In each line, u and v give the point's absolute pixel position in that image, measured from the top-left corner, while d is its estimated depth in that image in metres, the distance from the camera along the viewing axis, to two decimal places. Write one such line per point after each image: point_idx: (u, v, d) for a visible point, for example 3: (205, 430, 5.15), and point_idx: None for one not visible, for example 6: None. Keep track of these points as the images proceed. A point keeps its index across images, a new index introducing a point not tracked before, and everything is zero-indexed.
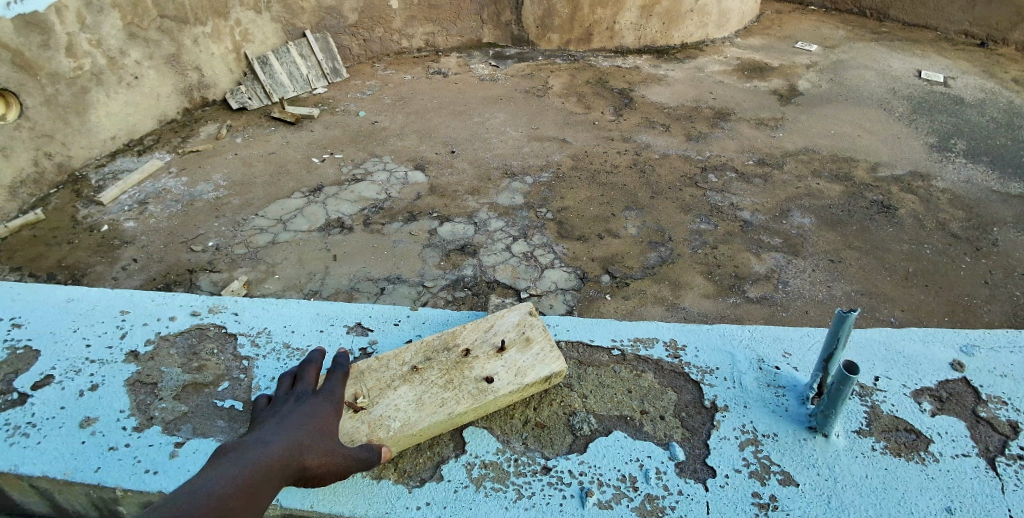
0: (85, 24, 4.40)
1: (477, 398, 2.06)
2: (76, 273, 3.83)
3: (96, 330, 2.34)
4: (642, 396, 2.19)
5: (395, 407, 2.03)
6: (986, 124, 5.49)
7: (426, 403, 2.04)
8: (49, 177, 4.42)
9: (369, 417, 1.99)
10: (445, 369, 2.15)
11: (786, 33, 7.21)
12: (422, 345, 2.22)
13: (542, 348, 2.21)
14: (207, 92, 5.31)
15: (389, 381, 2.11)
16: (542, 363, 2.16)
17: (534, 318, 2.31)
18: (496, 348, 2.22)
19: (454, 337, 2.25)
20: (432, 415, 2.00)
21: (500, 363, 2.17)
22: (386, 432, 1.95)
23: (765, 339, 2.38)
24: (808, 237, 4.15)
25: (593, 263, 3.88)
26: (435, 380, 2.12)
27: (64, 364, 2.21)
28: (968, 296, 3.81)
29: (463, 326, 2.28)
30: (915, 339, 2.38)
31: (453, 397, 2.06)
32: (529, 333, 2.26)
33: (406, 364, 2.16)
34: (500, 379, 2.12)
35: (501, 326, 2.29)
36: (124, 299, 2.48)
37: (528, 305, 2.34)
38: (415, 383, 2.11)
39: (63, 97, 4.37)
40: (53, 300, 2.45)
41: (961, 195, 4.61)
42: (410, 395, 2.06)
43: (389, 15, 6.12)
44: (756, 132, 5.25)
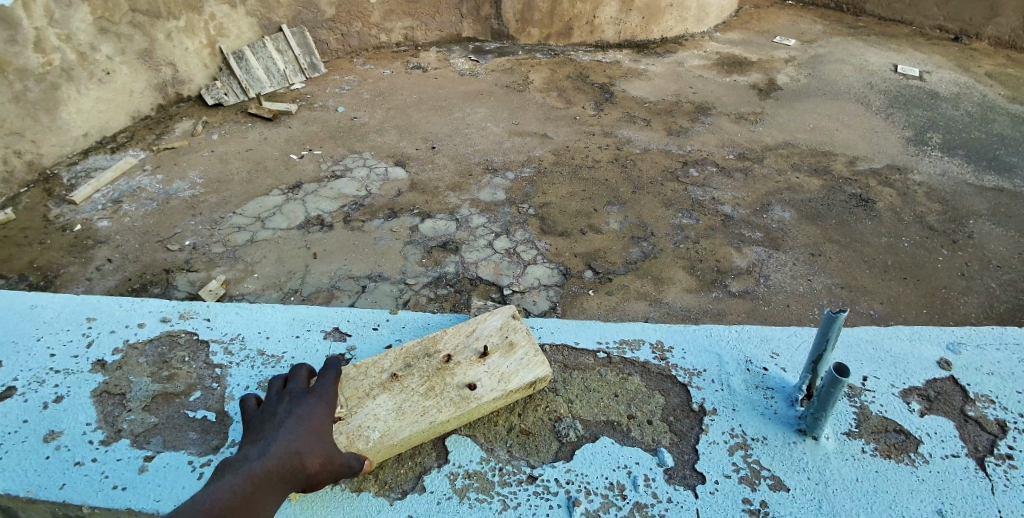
0: (53, 19, 4.29)
1: (460, 406, 2.03)
2: (48, 274, 3.74)
3: (60, 339, 2.28)
4: (629, 399, 2.19)
5: (374, 416, 1.99)
6: (960, 118, 5.57)
7: (406, 412, 2.01)
8: (18, 176, 4.31)
9: (347, 428, 1.95)
10: (425, 376, 2.11)
11: (764, 27, 7.26)
12: (401, 351, 2.18)
13: (525, 353, 2.18)
14: (182, 87, 5.20)
15: (368, 390, 2.06)
16: (526, 368, 2.13)
17: (517, 321, 2.27)
18: (479, 353, 2.19)
19: (434, 343, 2.21)
20: (412, 425, 1.97)
21: (482, 369, 2.14)
22: (365, 443, 1.92)
23: (750, 340, 2.39)
24: (788, 231, 4.18)
25: (576, 259, 3.87)
26: (416, 388, 2.08)
27: (27, 375, 2.15)
28: (945, 288, 3.86)
29: (444, 331, 2.23)
30: (902, 338, 2.40)
31: (434, 405, 2.03)
32: (512, 338, 2.23)
33: (385, 371, 2.12)
34: (483, 386, 2.09)
35: (483, 330, 2.24)
36: (90, 306, 2.41)
37: (511, 308, 2.30)
38: (394, 392, 2.07)
39: (32, 93, 4.25)
40: (17, 308, 2.39)
41: (937, 187, 4.68)
42: (389, 404, 2.03)
43: (368, 9, 6.05)
44: (736, 127, 5.28)
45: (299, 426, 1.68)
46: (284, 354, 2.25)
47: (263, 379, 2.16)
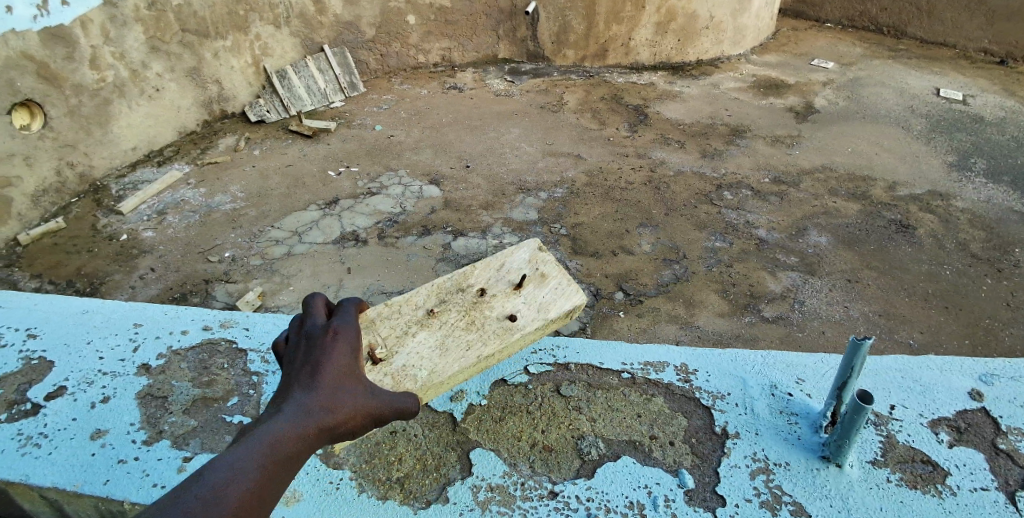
0: (109, 38, 4.49)
1: (504, 337, 1.68)
2: (95, 281, 3.87)
3: (110, 343, 2.35)
4: (653, 420, 2.07)
5: (418, 355, 1.63)
6: (1006, 143, 5.42)
7: (450, 347, 1.66)
8: (71, 186, 4.49)
9: (392, 368, 1.58)
10: (464, 310, 1.76)
11: (802, 50, 7.19)
12: (432, 287, 1.80)
13: (559, 283, 1.83)
14: (226, 104, 5.38)
15: (405, 328, 1.70)
16: (563, 296, 1.79)
17: (547, 252, 1.90)
18: (514, 285, 1.83)
19: (466, 277, 1.84)
20: (461, 361, 1.63)
21: (520, 299, 1.79)
22: (414, 383, 1.56)
23: (777, 365, 2.26)
24: (825, 256, 4.11)
25: (607, 279, 3.86)
26: (456, 323, 1.73)
27: (78, 375, 2.22)
28: (989, 318, 3.73)
29: (474, 265, 1.87)
30: (932, 368, 2.27)
31: (478, 340, 1.69)
32: (544, 264, 1.87)
33: (420, 308, 1.75)
34: (524, 317, 1.75)
35: (513, 262, 1.88)
36: (138, 313, 2.49)
37: (538, 240, 1.93)
38: (434, 328, 1.71)
39: (86, 108, 4.45)
40: (69, 314, 2.48)
41: (981, 214, 4.55)
42: (431, 340, 1.68)
43: (406, 30, 6.18)
44: (772, 150, 5.23)
45: (322, 366, 1.23)
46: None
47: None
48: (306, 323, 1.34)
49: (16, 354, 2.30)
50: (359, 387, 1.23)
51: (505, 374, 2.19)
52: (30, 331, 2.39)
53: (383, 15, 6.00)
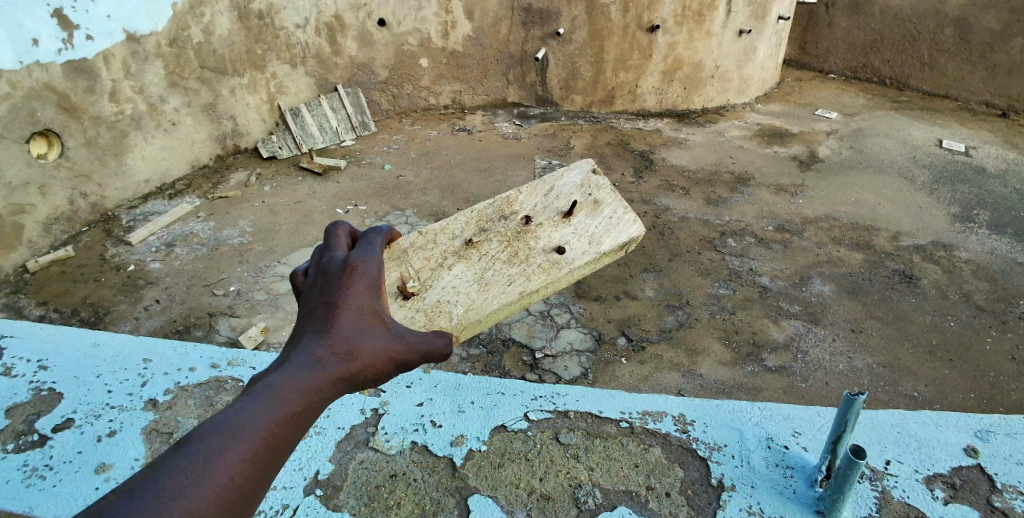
0: (129, 72, 4.60)
1: (551, 271, 1.56)
2: (100, 311, 3.90)
3: (119, 375, 2.15)
4: (650, 471, 1.84)
5: (454, 290, 1.50)
6: (1009, 195, 5.46)
7: (490, 282, 1.52)
8: (82, 215, 4.55)
9: (424, 304, 1.43)
10: (505, 241, 1.62)
11: (806, 100, 7.33)
12: (472, 215, 1.68)
13: (614, 211, 1.70)
14: (239, 140, 5.48)
15: (440, 259, 1.56)
16: (618, 228, 1.66)
17: (600, 175, 1.78)
18: (562, 213, 1.70)
19: (510, 204, 1.72)
20: (502, 296, 1.49)
21: (570, 229, 1.66)
22: (449, 320, 1.41)
23: (774, 416, 2.01)
24: (828, 305, 4.11)
25: (610, 324, 3.87)
26: (497, 255, 1.59)
27: (86, 408, 2.03)
28: (995, 372, 3.70)
29: (518, 190, 1.74)
30: (928, 422, 2.05)
31: (521, 273, 1.55)
32: (595, 195, 1.73)
33: (457, 238, 1.62)
34: (573, 249, 1.62)
35: (562, 187, 1.75)
36: (149, 345, 2.29)
37: (589, 162, 1.81)
38: (472, 260, 1.57)
39: (103, 139, 4.54)
40: (80, 342, 2.28)
41: (985, 265, 4.56)
42: (469, 275, 1.54)
43: (418, 73, 6.33)
44: (776, 198, 5.27)
45: (339, 304, 1.01)
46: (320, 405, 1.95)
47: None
48: (323, 257, 1.13)
49: (24, 383, 2.11)
50: (384, 328, 1.02)
51: (505, 419, 1.97)
52: (38, 359, 2.20)
53: (396, 57, 6.15)
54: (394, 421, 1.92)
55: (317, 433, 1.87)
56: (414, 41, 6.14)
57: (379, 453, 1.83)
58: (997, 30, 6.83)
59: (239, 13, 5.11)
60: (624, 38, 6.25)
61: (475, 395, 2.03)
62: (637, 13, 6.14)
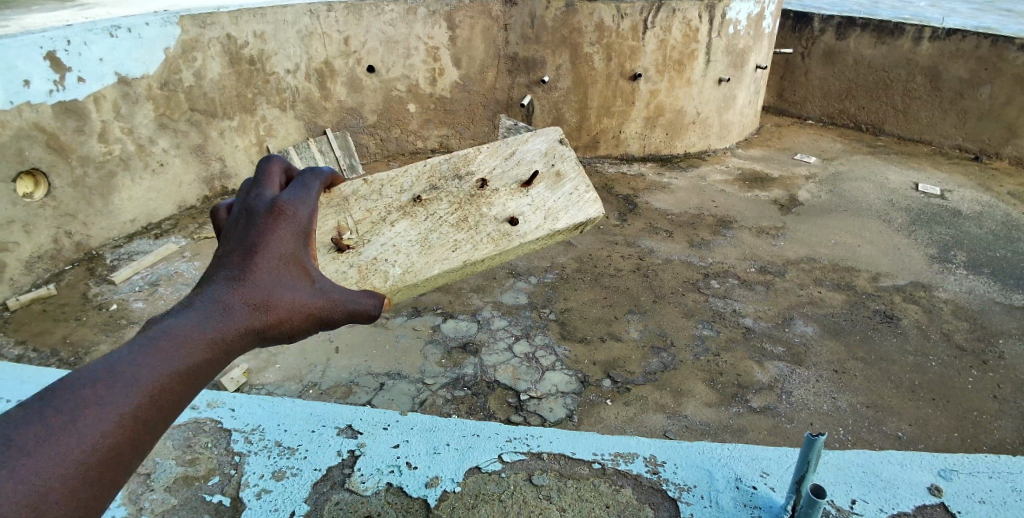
0: (119, 114, 4.65)
1: (498, 244, 1.63)
2: (79, 351, 3.84)
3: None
4: (621, 513, 1.80)
5: (394, 248, 1.58)
6: (984, 236, 5.59)
7: (433, 245, 1.60)
8: (66, 254, 4.53)
9: (359, 260, 1.51)
10: (456, 203, 1.68)
11: (785, 145, 7.52)
12: (425, 169, 1.72)
13: (574, 187, 1.76)
14: (227, 181, 5.52)
15: (384, 214, 1.63)
16: (576, 207, 1.73)
17: (566, 148, 1.83)
18: (521, 183, 1.75)
19: (467, 163, 1.76)
20: (443, 262, 1.58)
21: (526, 201, 1.72)
22: (384, 280, 1.50)
23: (742, 458, 2.01)
24: (811, 346, 4.15)
25: (595, 366, 3.87)
26: (444, 217, 1.65)
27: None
28: (976, 411, 3.73)
29: (479, 148, 1.77)
30: (891, 462, 2.06)
31: (467, 239, 1.62)
32: (559, 168, 1.79)
33: (405, 193, 1.68)
34: (527, 222, 1.68)
35: (525, 153, 1.79)
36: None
37: (558, 131, 1.85)
38: (418, 219, 1.64)
39: (90, 179, 4.56)
40: None
41: (963, 305, 4.64)
42: (412, 234, 1.61)
43: (406, 117, 6.44)
44: (758, 241, 5.37)
45: (261, 251, 1.00)
46: (299, 446, 1.88)
47: (280, 468, 1.81)
48: (249, 200, 1.11)
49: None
50: (305, 282, 1.02)
51: (480, 461, 1.92)
52: (17, 400, 1.89)
53: (385, 102, 6.27)
54: (369, 463, 1.86)
55: (294, 474, 1.80)
56: (403, 87, 6.27)
57: (355, 494, 1.77)
58: (965, 78, 7.11)
59: (230, 59, 5.21)
60: (608, 86, 6.44)
61: (450, 436, 1.98)
62: (620, 62, 6.34)
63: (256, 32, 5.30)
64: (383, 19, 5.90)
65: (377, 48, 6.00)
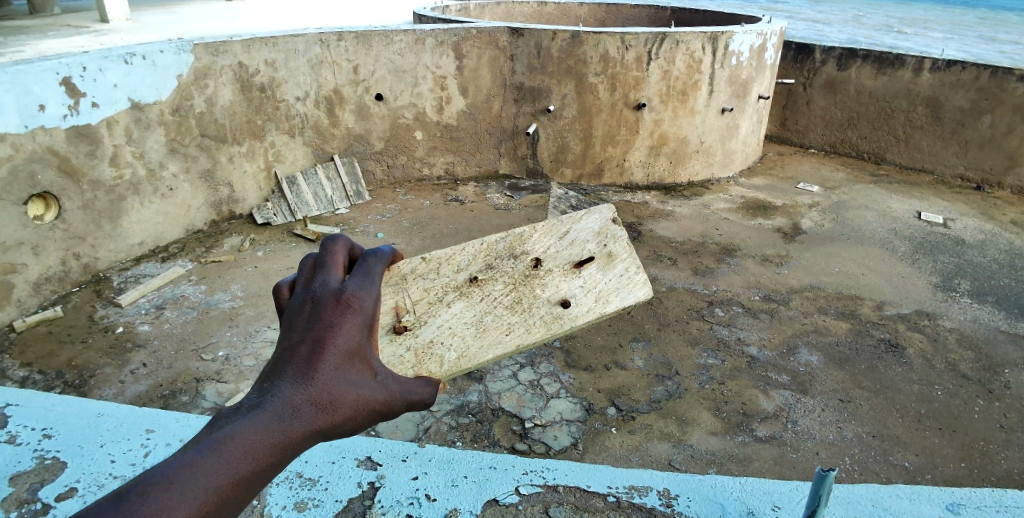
0: (131, 138, 4.73)
1: (551, 327, 1.46)
2: (84, 373, 3.85)
3: (123, 445, 1.86)
4: None
5: (449, 331, 1.41)
6: (988, 265, 5.60)
7: (488, 328, 1.44)
8: (73, 276, 4.56)
9: (416, 342, 1.36)
10: (511, 284, 1.52)
11: (788, 174, 7.58)
12: (481, 247, 1.56)
13: (626, 268, 1.59)
14: (235, 206, 5.58)
15: (441, 294, 1.47)
16: (627, 289, 1.54)
17: (619, 226, 1.65)
18: (574, 263, 1.58)
19: (523, 241, 1.58)
20: (498, 347, 1.40)
21: (578, 282, 1.55)
22: (439, 365, 1.33)
23: (754, 491, 2.00)
24: (816, 376, 4.13)
25: (599, 394, 3.86)
26: (499, 299, 1.49)
27: (89, 477, 1.73)
28: (983, 441, 3.70)
29: (534, 226, 1.59)
30: (901, 496, 2.05)
31: (520, 323, 1.45)
32: (611, 248, 1.61)
33: (462, 271, 1.52)
34: (578, 305, 1.51)
35: (580, 231, 1.62)
36: (157, 415, 2.00)
37: (610, 208, 1.67)
38: (474, 300, 1.48)
39: (100, 203, 4.62)
40: (82, 415, 1.97)
41: (968, 334, 4.63)
42: (467, 316, 1.45)
43: (413, 145, 6.50)
44: (761, 269, 5.39)
45: (325, 345, 0.87)
46: (320, 477, 1.87)
47: (302, 499, 1.79)
48: (315, 283, 0.98)
49: (24, 452, 1.80)
50: (369, 375, 0.89)
51: (497, 492, 1.92)
52: (43, 428, 1.90)
53: (392, 130, 6.34)
54: (389, 494, 1.84)
55: (316, 505, 1.78)
56: (410, 114, 6.35)
57: None
58: (966, 109, 7.19)
59: (241, 86, 5.30)
60: (612, 115, 6.53)
61: (469, 468, 1.97)
62: (624, 92, 6.44)
63: (267, 60, 5.40)
64: (392, 48, 6.00)
65: (385, 77, 6.09)
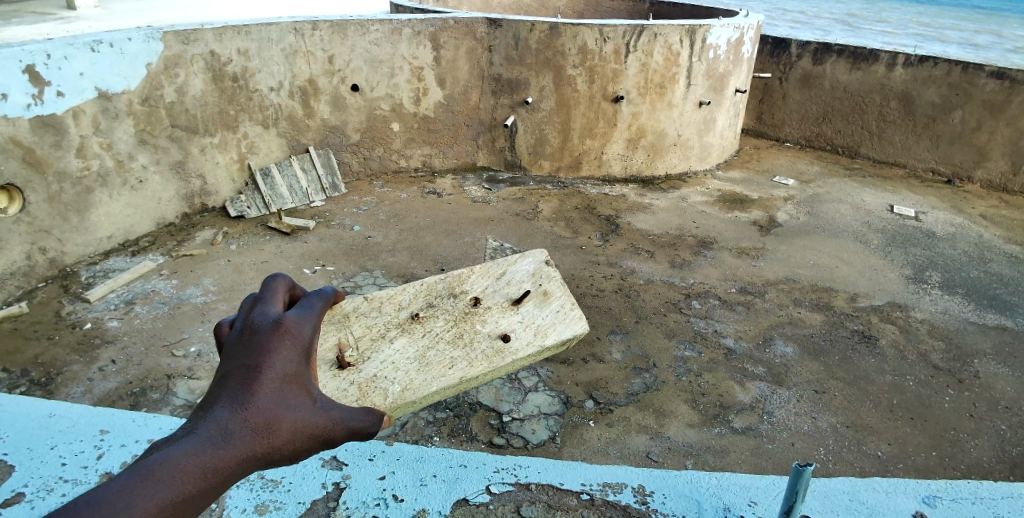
0: (98, 129, 4.60)
1: (492, 360, 1.41)
2: (51, 371, 3.74)
3: (75, 447, 1.81)
4: None
5: (393, 365, 1.37)
6: (958, 257, 5.71)
7: (431, 363, 1.39)
8: (39, 270, 4.43)
9: (359, 377, 1.30)
10: (451, 320, 1.50)
11: (764, 168, 7.64)
12: (421, 287, 1.56)
13: (563, 305, 1.57)
14: (207, 199, 5.47)
15: (383, 330, 1.44)
16: (564, 322, 1.52)
17: (553, 268, 1.66)
18: (512, 300, 1.57)
19: (461, 282, 1.60)
20: (440, 380, 1.35)
21: (517, 318, 1.52)
22: (384, 398, 1.27)
23: (732, 487, 2.01)
24: (791, 367, 4.18)
25: (577, 387, 3.86)
26: (440, 334, 1.46)
27: (37, 482, 1.67)
28: (954, 429, 3.78)
29: (471, 268, 1.63)
30: (877, 489, 2.08)
31: (463, 357, 1.41)
32: (546, 286, 1.60)
33: (403, 310, 1.51)
34: (519, 339, 1.47)
35: (515, 272, 1.63)
36: (113, 415, 1.95)
37: (544, 252, 1.69)
38: (416, 336, 1.45)
39: (66, 195, 4.50)
40: (32, 417, 1.91)
41: (939, 325, 4.72)
42: (410, 351, 1.41)
43: (390, 137, 6.42)
44: (738, 261, 5.43)
45: (263, 372, 0.87)
46: (282, 479, 1.82)
47: (263, 502, 1.74)
48: (254, 315, 0.98)
49: None
50: (308, 401, 0.88)
51: (467, 492, 1.90)
52: None
53: (369, 121, 6.25)
54: (355, 495, 1.81)
55: (278, 508, 1.74)
56: (387, 106, 6.26)
57: None
58: (938, 103, 7.32)
59: (213, 75, 5.19)
60: (590, 108, 6.53)
61: (437, 467, 1.95)
62: (602, 85, 6.44)
63: (240, 49, 5.29)
64: (368, 38, 5.91)
65: (361, 68, 5.99)
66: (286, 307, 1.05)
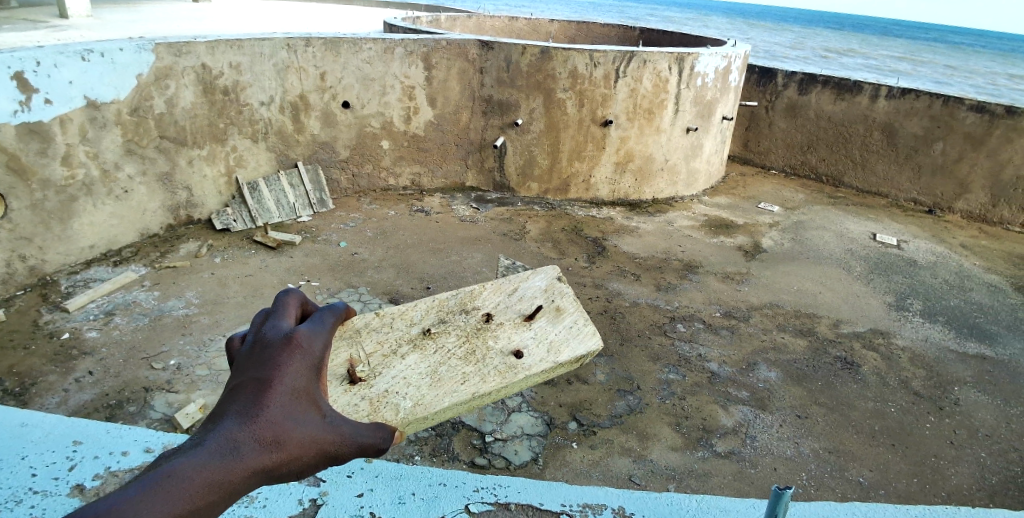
0: (85, 138, 4.57)
1: (505, 375, 1.41)
2: (25, 381, 3.67)
3: (47, 458, 1.77)
4: None
5: (405, 381, 1.35)
6: (938, 285, 5.80)
7: (443, 378, 1.38)
8: (18, 278, 4.38)
9: (371, 392, 1.29)
10: (463, 335, 1.49)
11: (749, 194, 7.74)
12: (432, 303, 1.56)
13: (575, 321, 1.57)
14: (194, 211, 5.43)
15: (394, 346, 1.43)
16: (576, 338, 1.52)
17: (565, 283, 1.66)
18: (524, 316, 1.57)
19: (472, 298, 1.60)
20: (453, 395, 1.34)
21: (529, 334, 1.52)
22: (395, 413, 1.26)
23: (710, 509, 2.02)
24: (774, 392, 4.19)
25: (560, 409, 3.85)
26: (453, 350, 1.45)
27: (6, 492, 1.63)
28: (935, 457, 3.80)
29: (483, 284, 1.63)
30: (857, 514, 2.08)
31: (474, 372, 1.40)
32: (558, 302, 1.61)
33: (415, 326, 1.49)
34: (531, 355, 1.47)
35: (527, 288, 1.63)
36: (86, 425, 1.91)
37: (556, 268, 1.70)
38: (428, 352, 1.43)
39: (49, 203, 4.45)
40: (3, 426, 1.86)
41: (920, 353, 4.76)
42: (422, 367, 1.40)
43: (380, 155, 6.43)
44: (722, 286, 5.47)
45: (272, 387, 0.86)
46: (258, 494, 1.78)
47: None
48: (266, 330, 0.98)
49: None
50: (317, 415, 0.88)
51: (446, 511, 1.88)
52: None
53: (359, 138, 6.26)
54: (331, 512, 1.78)
55: None
56: (377, 123, 6.29)
57: None
58: (920, 135, 7.48)
59: (204, 88, 5.19)
60: (579, 131, 6.59)
61: (417, 485, 1.94)
62: (592, 108, 6.52)
63: (232, 63, 5.30)
64: (361, 56, 5.95)
65: (353, 85, 6.02)
66: (298, 322, 1.05)
